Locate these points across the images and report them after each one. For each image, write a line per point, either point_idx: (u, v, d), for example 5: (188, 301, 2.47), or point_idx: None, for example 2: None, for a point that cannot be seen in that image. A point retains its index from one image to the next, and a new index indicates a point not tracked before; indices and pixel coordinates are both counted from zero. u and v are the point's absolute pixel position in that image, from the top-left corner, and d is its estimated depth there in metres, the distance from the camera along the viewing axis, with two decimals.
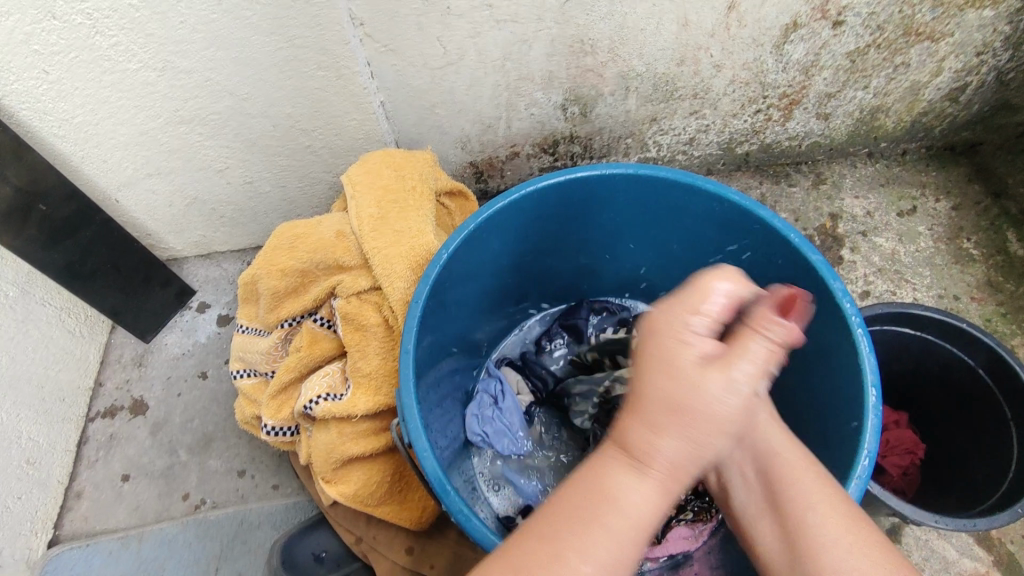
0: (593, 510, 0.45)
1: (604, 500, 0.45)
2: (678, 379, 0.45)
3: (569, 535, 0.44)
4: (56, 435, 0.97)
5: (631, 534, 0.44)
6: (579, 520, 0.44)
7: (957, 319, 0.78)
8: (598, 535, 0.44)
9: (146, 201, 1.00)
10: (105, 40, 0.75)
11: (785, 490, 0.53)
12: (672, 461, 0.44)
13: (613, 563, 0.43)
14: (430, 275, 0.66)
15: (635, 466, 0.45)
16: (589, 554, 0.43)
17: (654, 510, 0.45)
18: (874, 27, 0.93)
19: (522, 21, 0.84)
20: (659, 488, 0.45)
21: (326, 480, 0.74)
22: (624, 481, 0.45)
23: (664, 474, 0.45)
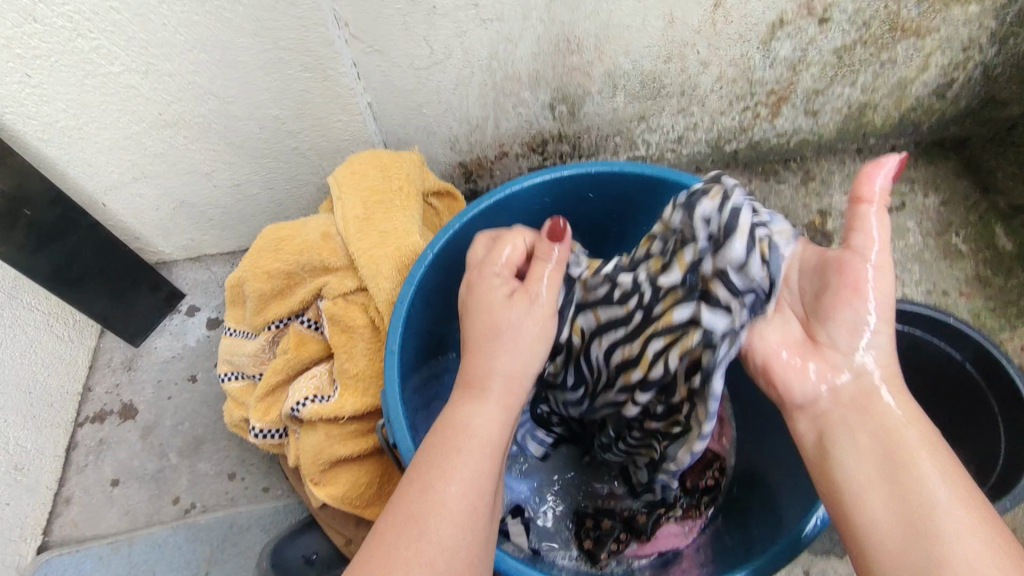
0: (470, 447, 0.54)
1: (463, 435, 0.54)
2: (491, 308, 0.60)
3: (466, 469, 0.53)
4: (45, 440, 0.96)
5: (487, 451, 0.54)
6: (471, 462, 0.53)
7: (944, 314, 0.78)
8: (488, 464, 0.54)
9: (133, 205, 0.99)
10: (87, 42, 0.74)
11: (904, 452, 0.53)
12: (506, 375, 0.58)
13: (479, 482, 0.52)
14: (415, 276, 0.66)
15: (476, 394, 0.57)
16: (456, 477, 0.52)
17: (500, 425, 0.56)
18: (859, 24, 0.93)
19: (508, 20, 0.83)
20: (500, 409, 0.57)
21: (314, 482, 0.74)
22: (470, 409, 0.56)
23: (500, 389, 0.57)
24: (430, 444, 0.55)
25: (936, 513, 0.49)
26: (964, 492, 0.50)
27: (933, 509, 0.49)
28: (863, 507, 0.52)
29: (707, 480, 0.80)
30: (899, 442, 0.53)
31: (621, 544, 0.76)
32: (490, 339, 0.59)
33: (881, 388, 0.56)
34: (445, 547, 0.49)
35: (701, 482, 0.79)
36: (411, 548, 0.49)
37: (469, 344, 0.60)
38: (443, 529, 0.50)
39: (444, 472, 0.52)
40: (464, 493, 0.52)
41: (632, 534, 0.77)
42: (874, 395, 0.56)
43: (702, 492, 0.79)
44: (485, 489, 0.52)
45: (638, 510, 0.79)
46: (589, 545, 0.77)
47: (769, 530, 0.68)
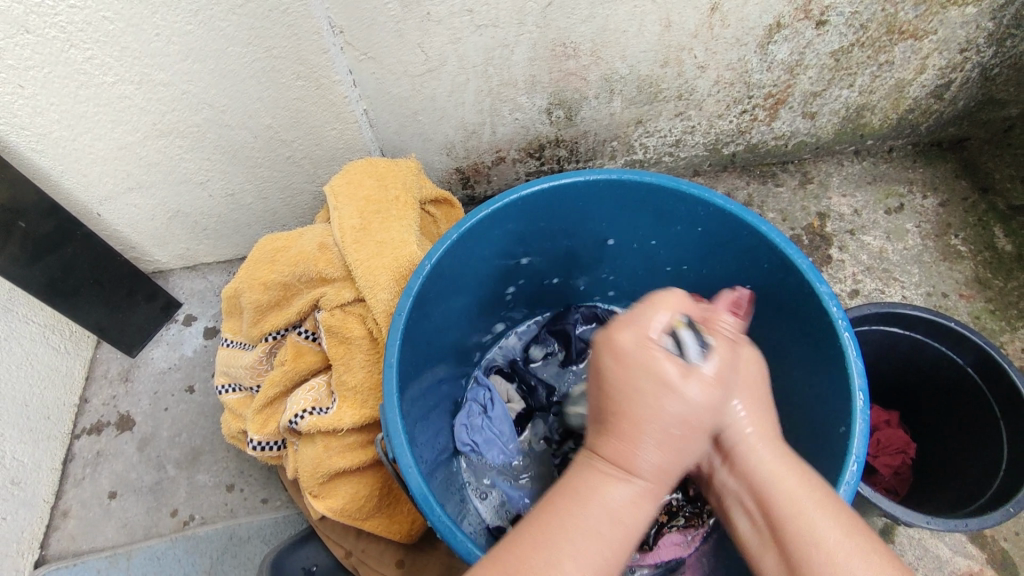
0: (608, 531, 0.47)
1: (594, 515, 0.47)
2: (636, 367, 0.49)
3: (595, 554, 0.46)
4: (41, 453, 0.95)
5: (619, 539, 0.47)
6: (605, 542, 0.47)
7: (944, 317, 0.78)
8: (619, 552, 0.47)
9: (128, 214, 0.99)
10: (80, 53, 0.73)
11: (777, 504, 0.51)
12: (658, 464, 0.49)
13: (601, 564, 0.46)
14: (413, 287, 0.65)
15: (617, 472, 0.49)
16: (576, 553, 0.46)
17: (644, 512, 0.48)
18: (857, 26, 0.93)
19: (503, 26, 0.83)
20: (647, 494, 0.48)
21: (313, 495, 0.73)
22: (610, 486, 0.48)
23: (651, 480, 0.49)
24: (550, 503, 0.49)
25: (793, 545, 0.49)
26: (835, 516, 0.49)
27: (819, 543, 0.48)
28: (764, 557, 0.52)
29: None
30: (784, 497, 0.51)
31: None
32: (628, 417, 0.49)
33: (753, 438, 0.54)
34: None
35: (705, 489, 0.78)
36: None
37: (608, 422, 0.50)
38: None
39: (560, 554, 0.45)
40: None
41: (633, 545, 0.76)
42: (746, 454, 0.54)
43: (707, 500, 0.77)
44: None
45: (640, 520, 0.77)
46: None
47: None
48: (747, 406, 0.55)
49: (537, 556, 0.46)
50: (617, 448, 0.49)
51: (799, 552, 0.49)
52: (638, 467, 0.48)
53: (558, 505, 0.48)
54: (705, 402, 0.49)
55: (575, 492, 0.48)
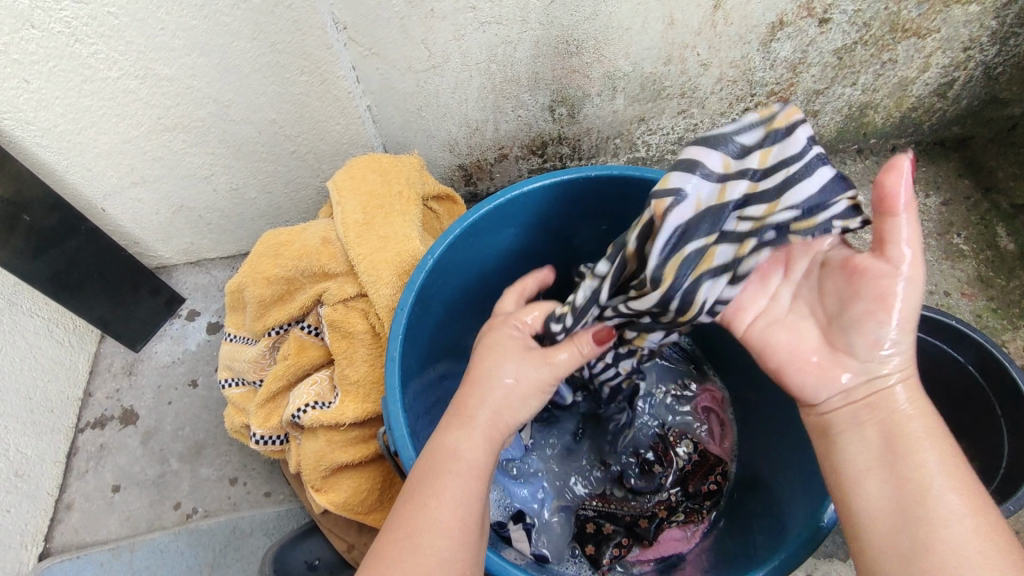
0: (457, 468, 0.53)
1: (449, 458, 0.54)
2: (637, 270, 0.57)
3: (455, 487, 0.52)
4: (45, 446, 0.96)
5: (472, 476, 0.53)
6: (465, 479, 0.53)
7: (945, 316, 0.78)
8: (476, 487, 0.53)
9: (132, 209, 0.99)
10: (85, 48, 0.74)
11: (905, 443, 0.51)
12: (494, 413, 0.57)
13: (467, 501, 0.52)
14: (416, 282, 0.66)
15: (460, 422, 0.57)
16: (446, 497, 0.51)
17: (481, 450, 0.55)
18: (860, 24, 0.93)
19: (507, 23, 0.83)
20: (483, 440, 0.56)
21: (315, 489, 0.73)
22: (457, 435, 0.56)
23: (487, 422, 0.57)
24: (422, 467, 0.55)
25: (913, 477, 0.50)
26: (943, 450, 0.51)
27: (938, 513, 0.48)
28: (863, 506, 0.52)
29: (709, 484, 0.78)
30: (918, 459, 0.50)
31: (622, 549, 0.76)
32: (476, 378, 0.60)
33: (897, 386, 0.53)
34: (443, 560, 0.48)
35: (700, 484, 0.78)
36: (411, 559, 0.48)
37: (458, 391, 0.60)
38: (441, 545, 0.49)
39: (433, 502, 0.51)
40: (452, 514, 0.51)
41: (634, 539, 0.76)
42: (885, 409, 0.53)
43: (705, 496, 0.78)
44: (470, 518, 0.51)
45: (640, 514, 0.77)
46: (591, 551, 0.75)
47: (772, 536, 0.67)
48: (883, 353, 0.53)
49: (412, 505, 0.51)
50: (460, 401, 0.58)
51: (921, 492, 0.49)
52: (474, 411, 0.57)
53: (418, 462, 0.55)
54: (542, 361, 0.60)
55: (431, 449, 0.55)
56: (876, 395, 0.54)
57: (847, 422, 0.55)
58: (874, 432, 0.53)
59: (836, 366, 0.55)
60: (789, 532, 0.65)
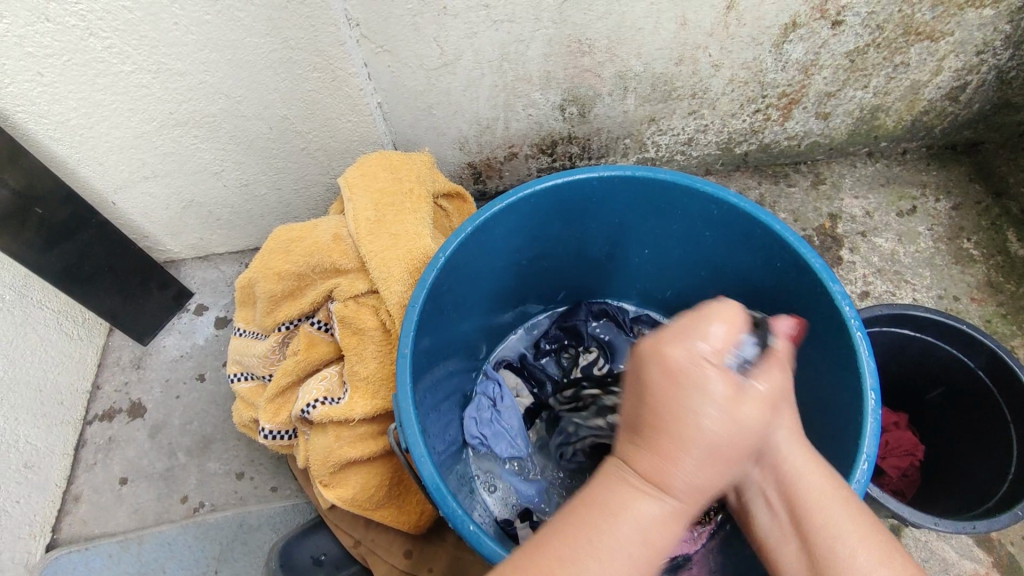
0: (634, 545, 0.44)
1: (628, 533, 0.44)
2: (688, 386, 0.45)
3: (621, 574, 0.43)
4: (54, 438, 0.96)
5: (651, 559, 0.44)
6: (637, 561, 0.44)
7: (956, 320, 0.78)
8: (647, 570, 0.44)
9: (142, 203, 1.00)
10: (99, 41, 0.74)
11: (802, 504, 0.52)
12: (696, 486, 0.45)
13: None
14: (427, 279, 0.66)
15: (647, 488, 0.45)
16: (607, 573, 0.43)
17: (706, 484, 0.45)
18: (873, 26, 0.93)
19: (519, 22, 0.83)
20: (678, 516, 0.45)
21: (324, 484, 0.74)
22: (639, 502, 0.45)
23: (685, 500, 0.45)
24: (572, 534, 0.45)
25: (813, 532, 0.50)
26: (856, 511, 0.51)
27: (827, 512, 0.51)
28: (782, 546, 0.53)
29: None
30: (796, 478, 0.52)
31: None
32: (669, 435, 0.44)
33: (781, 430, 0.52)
34: None
35: None
36: None
37: (642, 433, 0.46)
38: None
39: (575, 569, 0.43)
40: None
41: None
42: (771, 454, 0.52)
43: None
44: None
45: None
46: None
47: None
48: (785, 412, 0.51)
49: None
50: (652, 466, 0.45)
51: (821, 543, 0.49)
52: (675, 486, 0.44)
53: (585, 521, 0.45)
54: (744, 427, 0.45)
55: (607, 505, 0.45)
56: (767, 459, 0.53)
57: (754, 491, 0.55)
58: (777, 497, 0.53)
59: None
60: None
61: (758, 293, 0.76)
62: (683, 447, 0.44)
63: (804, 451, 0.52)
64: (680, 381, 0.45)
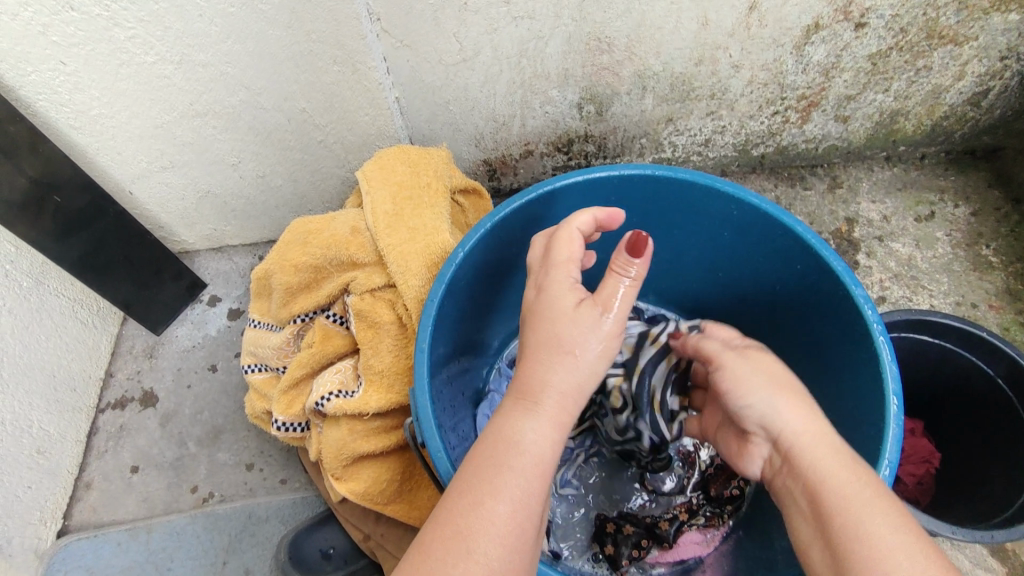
0: (518, 463, 0.49)
1: (512, 450, 0.50)
2: (555, 301, 0.55)
3: (513, 484, 0.48)
4: (66, 424, 0.97)
5: (534, 471, 0.49)
6: (523, 474, 0.49)
7: (975, 326, 0.77)
8: (538, 486, 0.49)
9: (159, 193, 1.00)
10: (122, 31, 0.74)
11: (829, 505, 0.50)
12: (562, 390, 0.52)
13: (527, 500, 0.48)
14: (446, 274, 0.66)
15: (527, 405, 0.52)
16: (503, 494, 0.48)
17: (566, 408, 0.52)
18: (896, 29, 0.92)
19: (540, 18, 0.83)
20: (551, 424, 0.51)
21: (336, 477, 0.74)
22: (521, 423, 0.51)
23: (555, 407, 0.52)
24: (474, 454, 0.51)
25: (836, 521, 0.48)
26: (883, 507, 0.47)
27: (846, 510, 0.48)
28: (811, 554, 0.51)
29: (731, 489, 0.79)
30: (823, 475, 0.51)
31: (642, 551, 0.75)
32: (542, 348, 0.53)
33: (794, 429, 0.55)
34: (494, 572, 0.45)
35: (722, 492, 0.79)
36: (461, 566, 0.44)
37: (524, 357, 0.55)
38: (492, 551, 0.45)
39: (473, 501, 0.47)
40: (503, 512, 0.47)
41: (652, 541, 0.76)
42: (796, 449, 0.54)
43: (726, 501, 0.78)
44: (532, 501, 0.48)
45: (658, 516, 0.78)
46: (611, 550, 0.76)
47: (794, 545, 0.67)
48: (790, 408, 0.56)
49: (461, 502, 0.47)
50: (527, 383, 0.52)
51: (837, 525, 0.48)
52: (542, 397, 0.52)
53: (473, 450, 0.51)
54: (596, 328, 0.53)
55: (492, 435, 0.51)
56: (789, 455, 0.55)
57: (783, 490, 0.55)
58: (801, 489, 0.53)
59: (752, 446, 0.60)
60: None
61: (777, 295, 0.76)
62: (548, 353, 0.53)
63: (830, 456, 0.52)
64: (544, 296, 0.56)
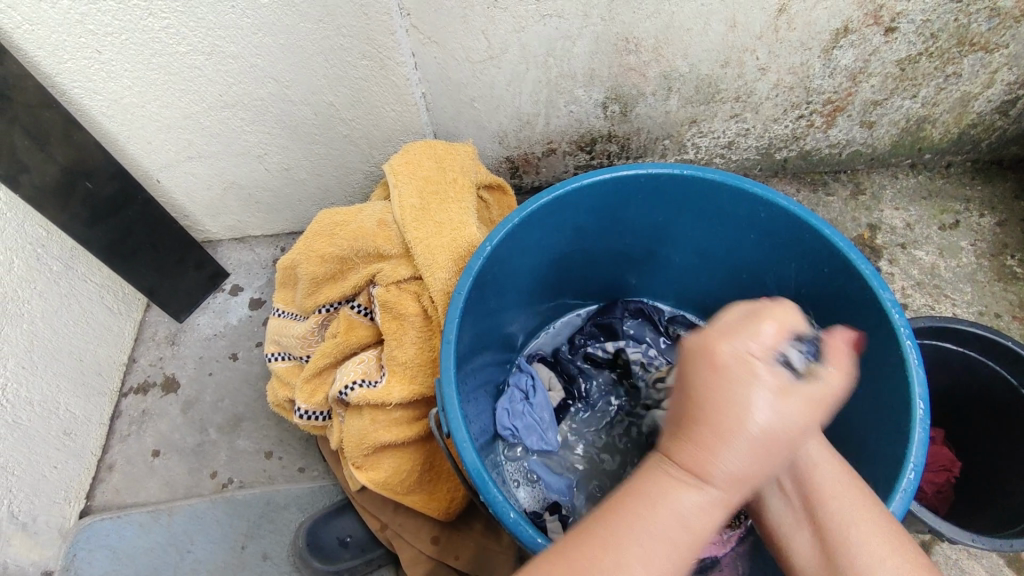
0: (669, 532, 0.42)
1: (663, 518, 0.42)
2: (732, 380, 0.42)
3: (661, 557, 0.41)
4: (91, 407, 0.99)
5: (684, 543, 0.42)
6: (672, 545, 0.42)
7: (1001, 336, 0.76)
8: (688, 557, 0.42)
9: (186, 182, 1.02)
10: (158, 22, 0.76)
11: (815, 488, 0.52)
12: (738, 472, 0.42)
13: (669, 575, 0.41)
14: (474, 267, 0.66)
15: (687, 475, 0.43)
16: (644, 562, 0.41)
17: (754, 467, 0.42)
18: (926, 36, 0.91)
19: (569, 17, 0.83)
20: (718, 502, 0.42)
21: (357, 466, 0.75)
22: (676, 491, 0.42)
23: (727, 488, 0.42)
24: (614, 509, 0.44)
25: (822, 512, 0.51)
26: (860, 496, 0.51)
27: (842, 514, 0.50)
28: (796, 534, 0.53)
29: None
30: (815, 472, 0.53)
31: None
32: (710, 426, 0.42)
33: None
34: None
35: None
36: None
37: (687, 425, 0.44)
38: None
39: (615, 565, 0.41)
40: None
41: None
42: None
43: None
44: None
45: None
46: None
47: None
48: None
49: (597, 558, 0.42)
50: (695, 449, 0.42)
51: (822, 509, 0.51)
52: (715, 472, 0.42)
53: (616, 501, 0.44)
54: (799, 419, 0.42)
55: (642, 493, 0.43)
56: None
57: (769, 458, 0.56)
58: (786, 475, 0.54)
59: None
60: None
61: (801, 298, 0.76)
62: (724, 434, 0.42)
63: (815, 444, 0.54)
64: (723, 380, 0.42)
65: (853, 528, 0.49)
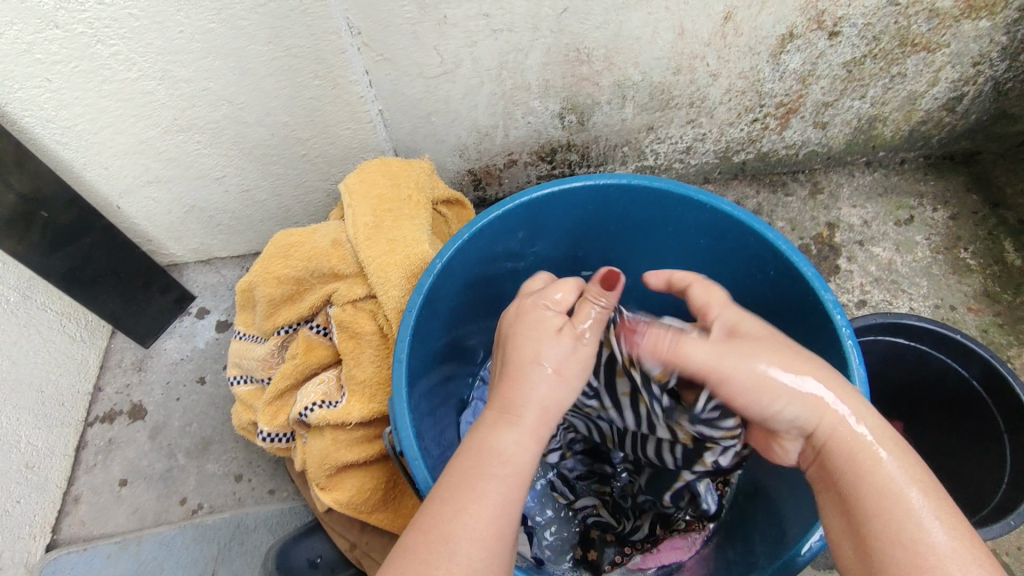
0: (503, 472, 0.52)
1: (496, 459, 0.53)
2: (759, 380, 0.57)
3: (499, 491, 0.51)
4: (55, 439, 0.97)
5: (516, 478, 0.52)
6: (509, 482, 0.52)
7: (949, 330, 0.78)
8: (518, 488, 0.52)
9: (145, 207, 1.01)
10: (106, 48, 0.75)
11: (873, 495, 0.53)
12: (541, 405, 0.55)
13: (508, 504, 0.51)
14: (424, 284, 0.67)
15: (509, 420, 0.55)
16: (487, 499, 0.51)
17: (531, 450, 0.54)
18: (869, 38, 0.93)
19: (518, 31, 0.84)
20: (532, 438, 0.54)
21: (320, 487, 0.74)
22: (503, 435, 0.54)
23: (535, 418, 0.55)
24: (456, 465, 0.54)
25: (887, 528, 0.51)
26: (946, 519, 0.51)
27: (905, 515, 0.51)
28: (843, 541, 0.55)
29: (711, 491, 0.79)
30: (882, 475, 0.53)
31: (622, 556, 0.79)
32: None
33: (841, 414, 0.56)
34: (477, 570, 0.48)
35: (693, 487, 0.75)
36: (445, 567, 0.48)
37: None
38: (475, 553, 0.48)
39: (464, 501, 0.51)
40: (478, 525, 0.50)
41: (634, 547, 0.79)
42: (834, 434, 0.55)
43: None
44: (510, 508, 0.51)
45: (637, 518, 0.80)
46: (593, 556, 0.79)
47: (773, 545, 0.68)
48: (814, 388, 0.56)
49: (448, 508, 0.50)
50: (506, 396, 0.56)
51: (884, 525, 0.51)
52: (523, 410, 0.55)
53: (459, 458, 0.54)
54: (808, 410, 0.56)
55: (473, 447, 0.54)
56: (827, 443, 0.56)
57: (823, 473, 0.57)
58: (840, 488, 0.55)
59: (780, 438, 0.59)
60: (788, 537, 0.65)
61: (752, 300, 0.77)
62: None
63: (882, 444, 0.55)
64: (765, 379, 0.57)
65: (926, 519, 0.51)
